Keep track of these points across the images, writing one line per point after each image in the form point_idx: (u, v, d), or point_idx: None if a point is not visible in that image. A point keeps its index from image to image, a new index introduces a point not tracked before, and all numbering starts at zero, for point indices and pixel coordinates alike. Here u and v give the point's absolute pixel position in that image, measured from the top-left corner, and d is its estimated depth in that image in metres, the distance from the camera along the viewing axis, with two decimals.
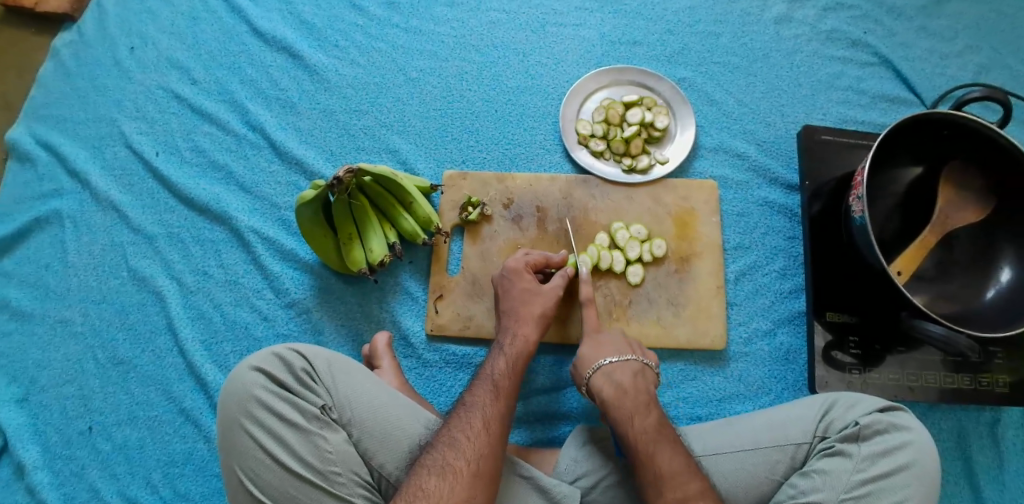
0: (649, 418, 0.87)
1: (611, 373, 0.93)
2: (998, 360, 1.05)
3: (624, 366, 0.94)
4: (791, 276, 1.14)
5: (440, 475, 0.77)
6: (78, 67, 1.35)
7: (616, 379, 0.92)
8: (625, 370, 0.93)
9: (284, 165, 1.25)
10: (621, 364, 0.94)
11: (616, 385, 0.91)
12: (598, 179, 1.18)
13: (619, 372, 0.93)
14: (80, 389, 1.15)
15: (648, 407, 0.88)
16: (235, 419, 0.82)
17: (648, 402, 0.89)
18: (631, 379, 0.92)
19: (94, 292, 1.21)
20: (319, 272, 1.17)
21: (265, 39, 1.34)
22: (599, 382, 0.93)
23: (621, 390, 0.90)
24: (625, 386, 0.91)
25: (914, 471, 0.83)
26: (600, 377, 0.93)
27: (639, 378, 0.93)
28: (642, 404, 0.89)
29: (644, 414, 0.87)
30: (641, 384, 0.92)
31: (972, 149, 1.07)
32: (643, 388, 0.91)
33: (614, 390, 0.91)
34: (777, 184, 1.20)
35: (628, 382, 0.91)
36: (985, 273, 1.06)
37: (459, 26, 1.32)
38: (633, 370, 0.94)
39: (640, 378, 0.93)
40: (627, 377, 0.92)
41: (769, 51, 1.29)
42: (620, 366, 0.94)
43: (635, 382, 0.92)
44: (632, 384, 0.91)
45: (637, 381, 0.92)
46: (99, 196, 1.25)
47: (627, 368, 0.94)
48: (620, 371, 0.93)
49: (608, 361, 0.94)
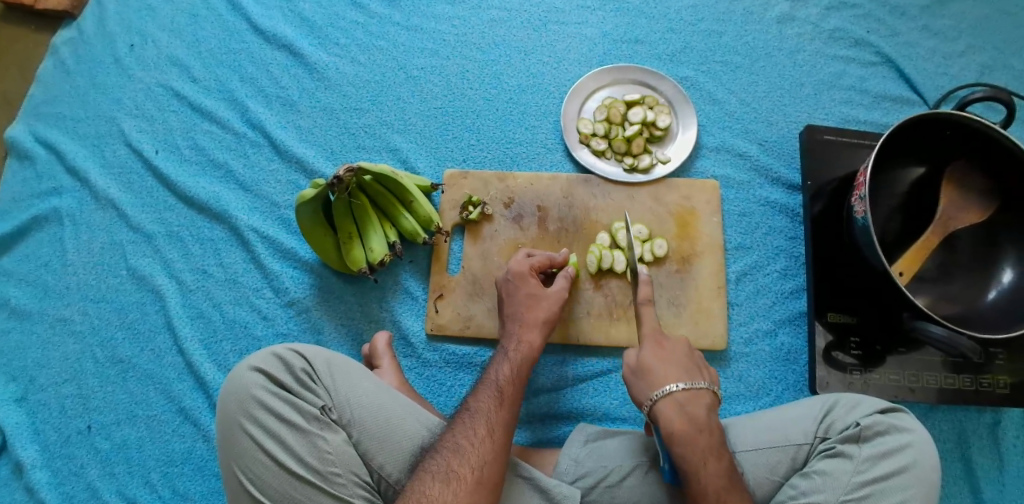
0: (722, 463, 0.81)
1: (682, 404, 0.84)
2: (998, 362, 1.05)
3: (696, 397, 0.85)
4: (793, 276, 1.14)
5: (444, 482, 0.77)
6: (77, 64, 1.34)
7: (689, 413, 0.84)
8: (697, 403, 0.85)
9: (284, 163, 1.24)
10: (692, 394, 0.85)
11: (689, 422, 0.83)
12: (599, 178, 1.17)
13: (690, 404, 0.85)
14: (79, 388, 1.15)
15: (721, 450, 0.82)
16: (235, 420, 0.82)
17: (720, 446, 0.83)
18: (703, 415, 0.84)
19: (93, 290, 1.20)
20: (319, 271, 1.17)
21: (265, 36, 1.33)
22: (666, 410, 0.84)
23: (693, 426, 0.83)
24: (698, 422, 0.83)
25: (914, 473, 0.83)
26: (667, 406, 0.84)
27: (711, 413, 0.85)
28: (716, 446, 0.82)
29: (717, 459, 0.81)
30: (712, 421, 0.84)
31: (974, 149, 1.07)
32: (715, 427, 0.84)
33: (685, 424, 0.83)
34: (779, 184, 1.20)
35: (701, 419, 0.84)
36: (986, 274, 1.06)
37: (460, 24, 1.32)
38: (704, 403, 0.85)
39: (712, 414, 0.85)
40: (699, 411, 0.84)
41: (771, 50, 1.29)
42: (693, 397, 0.85)
43: (707, 418, 0.84)
44: (706, 422, 0.84)
45: (711, 420, 0.84)
46: (98, 194, 1.25)
47: (699, 400, 0.85)
48: (693, 403, 0.85)
49: (678, 389, 0.85)
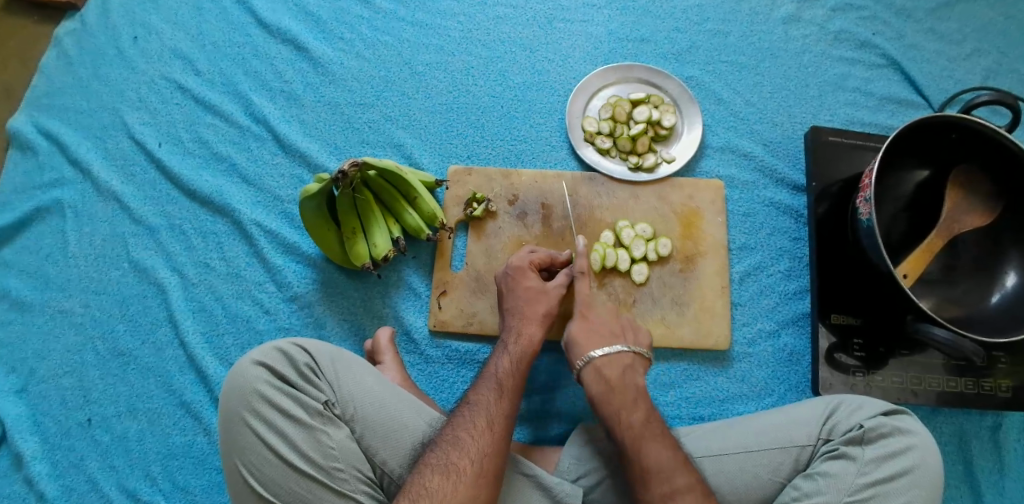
0: (637, 414, 0.87)
1: (600, 367, 0.92)
2: (1000, 365, 1.06)
3: (615, 359, 0.93)
4: (796, 277, 1.14)
5: (444, 474, 0.77)
6: (80, 56, 1.34)
7: (604, 374, 0.91)
8: (616, 364, 0.92)
9: (288, 157, 1.24)
10: (611, 357, 0.93)
11: (605, 382, 0.91)
12: (603, 176, 1.17)
13: (608, 366, 0.92)
14: (80, 380, 1.15)
15: (637, 401, 0.89)
16: (237, 414, 0.81)
17: (636, 397, 0.89)
18: (619, 375, 0.91)
19: (95, 282, 1.20)
20: (322, 266, 1.16)
21: (269, 30, 1.33)
22: (589, 376, 0.92)
23: (610, 386, 0.90)
24: (614, 382, 0.90)
25: (916, 475, 0.83)
26: (589, 368, 0.92)
27: (628, 372, 0.92)
28: (631, 400, 0.89)
29: (632, 409, 0.88)
30: (629, 379, 0.91)
31: (980, 153, 1.06)
32: (631, 384, 0.91)
33: (603, 385, 0.90)
34: (783, 184, 1.20)
35: (616, 378, 0.91)
36: (990, 277, 1.06)
37: (466, 20, 1.31)
38: (622, 364, 0.93)
39: (629, 373, 0.92)
40: (615, 371, 0.92)
41: (776, 51, 1.29)
42: (610, 359, 0.93)
43: (623, 377, 0.91)
44: (621, 380, 0.91)
45: (627, 378, 0.91)
46: (101, 186, 1.24)
47: (617, 361, 0.93)
48: (610, 364, 0.92)
49: (598, 353, 0.93)
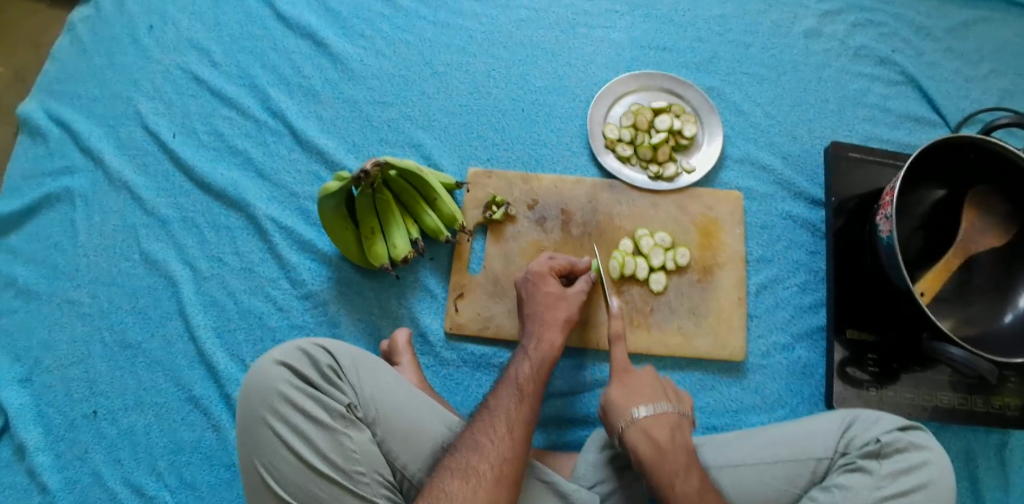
0: (691, 481, 0.82)
1: (647, 429, 0.86)
2: (1010, 384, 1.07)
3: (660, 418, 0.87)
4: (812, 290, 1.15)
5: (463, 478, 0.77)
6: (94, 42, 1.32)
7: (653, 436, 0.86)
8: (662, 425, 0.87)
9: (304, 153, 1.23)
10: (657, 417, 0.87)
11: (653, 444, 0.85)
12: (623, 183, 1.17)
13: (654, 426, 0.87)
14: (86, 371, 1.13)
15: (688, 468, 0.83)
16: (258, 413, 0.81)
17: (687, 463, 0.84)
18: (641, 380, 0.93)
19: (103, 273, 1.18)
20: (338, 264, 1.15)
21: (288, 24, 1.31)
22: (612, 380, 0.94)
23: (657, 447, 0.84)
24: (662, 444, 0.85)
25: (931, 492, 0.84)
26: (635, 432, 0.86)
27: (676, 432, 0.87)
28: (684, 464, 0.83)
29: (685, 477, 0.82)
30: (677, 439, 0.86)
31: (998, 173, 1.07)
32: (681, 446, 0.86)
33: (623, 386, 0.92)
34: (802, 198, 1.20)
35: (665, 441, 0.85)
36: (1004, 296, 1.07)
37: (488, 21, 1.31)
38: (669, 424, 0.87)
39: (651, 379, 0.93)
40: (664, 432, 0.86)
41: (797, 65, 1.29)
42: (655, 419, 0.87)
43: (646, 383, 0.93)
44: (670, 442, 0.85)
45: (675, 438, 0.86)
46: (113, 175, 1.22)
47: (662, 421, 0.87)
48: (657, 426, 0.86)
49: (643, 413, 0.87)
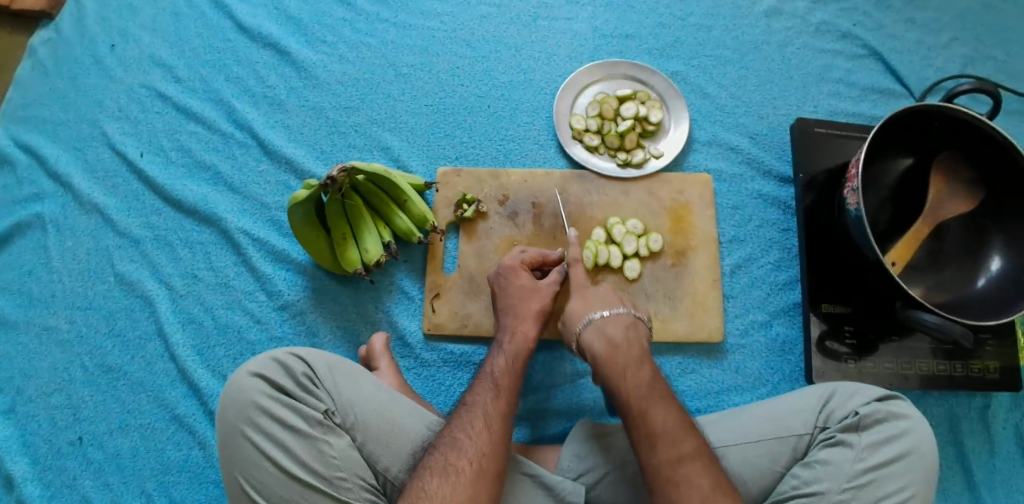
0: (642, 373, 0.85)
1: (601, 326, 0.91)
2: (988, 347, 1.08)
3: (615, 318, 0.91)
4: (786, 268, 1.15)
5: (442, 476, 0.77)
6: (56, 66, 1.31)
7: (606, 332, 0.90)
8: (617, 323, 0.91)
9: (273, 164, 1.22)
10: (612, 317, 0.92)
11: (607, 340, 0.89)
12: (592, 173, 1.17)
13: (609, 325, 0.91)
14: (69, 398, 1.12)
15: (641, 361, 0.87)
16: (236, 427, 0.80)
17: (640, 358, 0.87)
18: (622, 334, 0.89)
19: (80, 298, 1.18)
20: (313, 273, 1.15)
21: (250, 35, 1.31)
22: (590, 335, 0.91)
23: (611, 343, 0.89)
24: (615, 339, 0.89)
25: (911, 459, 0.85)
26: (590, 332, 0.91)
27: (630, 330, 0.90)
28: (635, 357, 0.87)
29: (636, 371, 0.85)
30: (632, 338, 0.89)
31: (962, 140, 1.08)
32: (635, 342, 0.89)
33: (606, 344, 0.89)
34: (771, 176, 1.21)
35: (619, 337, 0.89)
36: (977, 262, 1.08)
37: (449, 20, 1.31)
38: (624, 323, 0.91)
39: (632, 331, 0.90)
40: (618, 330, 0.90)
41: (760, 44, 1.30)
42: (611, 318, 0.91)
43: (627, 335, 0.89)
44: (625, 341, 0.89)
45: (630, 338, 0.89)
46: (83, 199, 1.22)
47: (619, 320, 0.91)
48: (612, 325, 0.91)
49: (599, 315, 0.92)
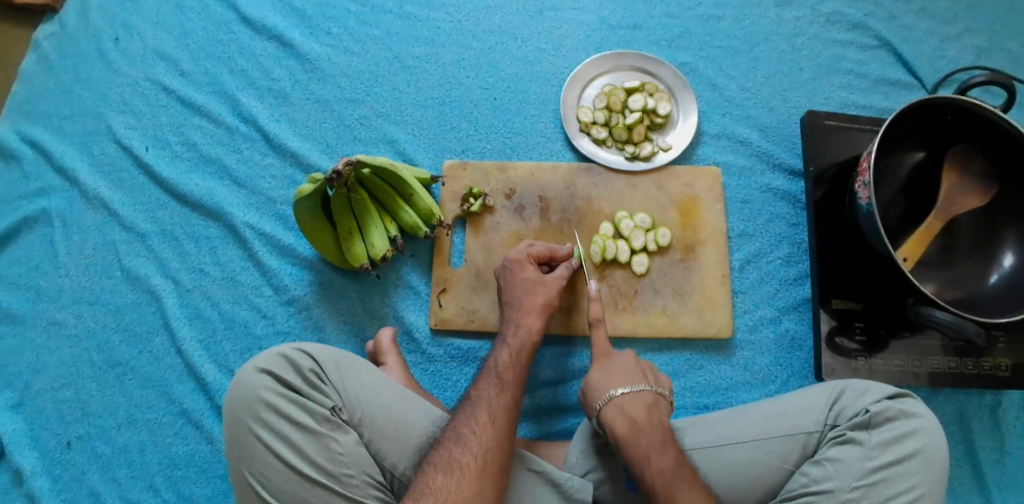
0: (667, 456, 0.82)
1: (623, 406, 0.87)
2: (999, 344, 1.07)
3: (636, 398, 0.88)
4: (796, 262, 1.14)
5: (447, 471, 0.77)
6: (60, 59, 1.30)
7: (628, 413, 0.86)
8: (638, 402, 0.87)
9: (278, 157, 1.22)
10: (634, 396, 0.88)
11: (630, 423, 0.85)
12: (600, 166, 1.16)
13: (631, 405, 0.87)
14: (77, 392, 1.13)
15: (665, 444, 0.83)
16: (243, 423, 0.80)
17: (663, 438, 0.84)
18: (644, 414, 0.86)
19: (86, 293, 1.18)
20: (319, 268, 1.15)
21: (254, 27, 1.30)
22: (611, 414, 0.87)
23: (635, 426, 0.85)
24: (639, 422, 0.85)
25: (922, 458, 0.84)
26: (612, 412, 0.87)
27: (652, 411, 0.87)
28: (661, 441, 0.83)
29: (661, 452, 0.82)
30: (654, 418, 0.86)
31: (975, 134, 1.07)
32: (657, 423, 0.86)
33: (627, 425, 0.85)
34: (781, 170, 1.19)
35: (641, 418, 0.86)
36: (989, 258, 1.07)
37: (455, 11, 1.29)
38: (646, 403, 0.88)
39: (654, 411, 0.87)
40: (640, 411, 0.86)
41: (770, 35, 1.28)
42: (632, 398, 0.88)
43: (648, 415, 0.86)
44: (646, 418, 0.86)
45: (651, 415, 0.86)
46: (88, 193, 1.22)
47: (640, 400, 0.88)
48: (633, 404, 0.87)
49: (620, 393, 0.88)
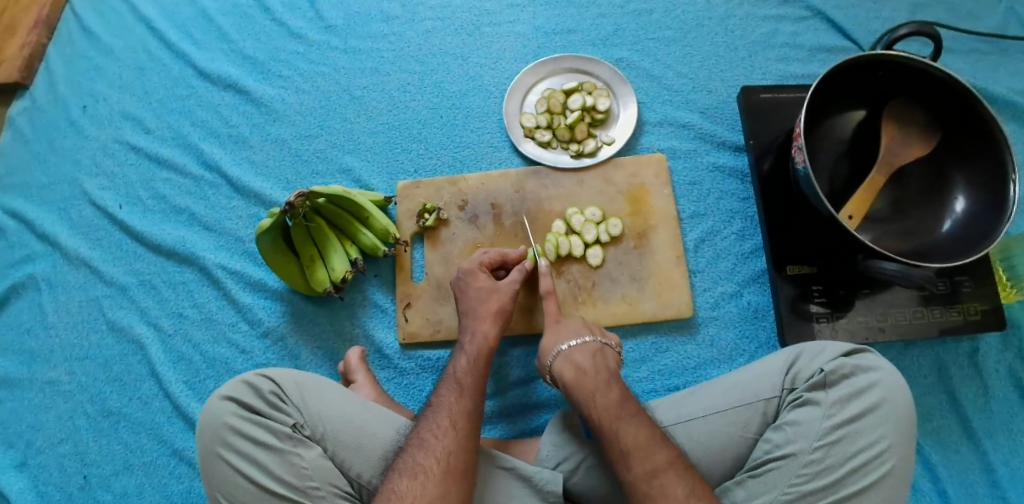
0: (610, 392, 0.86)
1: (570, 355, 0.94)
2: (965, 289, 1.07)
3: (582, 347, 0.95)
4: (750, 236, 1.16)
5: (411, 476, 0.79)
6: (34, 133, 1.38)
7: (576, 361, 0.93)
8: (584, 352, 0.94)
9: (243, 199, 1.27)
10: (580, 347, 0.95)
11: (576, 367, 0.92)
12: (548, 167, 1.19)
13: (577, 353, 0.94)
14: (75, 445, 1.17)
15: (609, 383, 0.88)
16: (212, 449, 0.84)
17: (608, 377, 0.89)
18: (589, 360, 0.92)
19: (76, 349, 1.23)
20: (289, 298, 1.19)
21: (210, 79, 1.36)
22: (561, 365, 0.93)
23: (580, 369, 0.91)
24: (583, 366, 0.91)
25: (881, 411, 0.84)
26: (560, 361, 0.94)
27: (597, 357, 0.93)
28: (603, 380, 0.88)
29: (605, 390, 0.86)
30: (600, 363, 0.92)
31: (909, 85, 1.07)
32: (602, 367, 0.91)
33: (574, 370, 0.91)
34: (725, 147, 1.22)
35: (586, 362, 0.92)
36: (940, 206, 1.07)
37: (397, 39, 1.35)
38: (591, 350, 0.94)
39: (599, 357, 0.93)
40: (585, 356, 0.93)
41: (701, 20, 1.31)
42: (578, 348, 0.95)
43: (593, 361, 0.92)
44: (592, 365, 0.91)
45: (597, 361, 0.92)
46: (69, 254, 1.28)
47: (585, 349, 0.94)
48: (579, 352, 0.94)
49: (566, 345, 0.95)
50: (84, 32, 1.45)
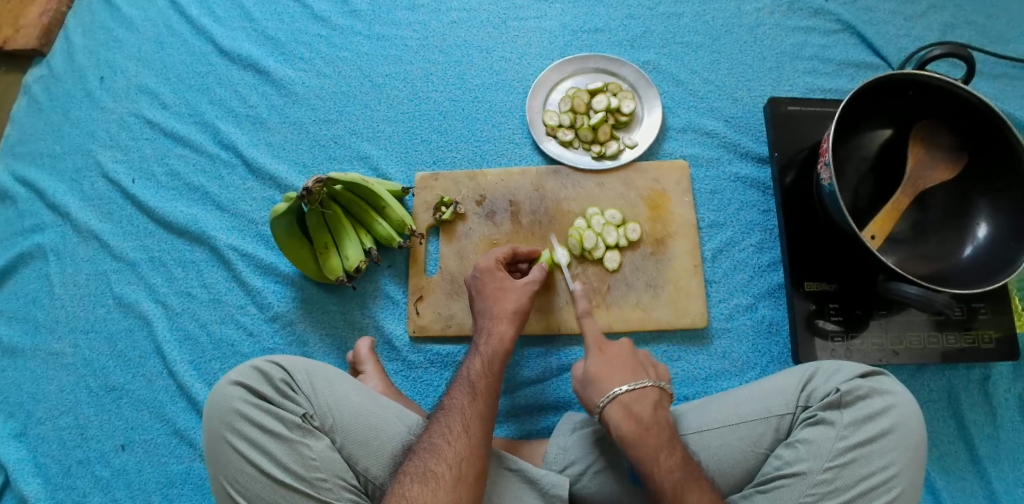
0: (674, 456, 0.81)
1: (628, 404, 0.85)
2: (981, 316, 1.06)
3: (643, 396, 0.86)
4: (768, 249, 1.15)
5: (422, 482, 0.78)
6: (49, 101, 1.36)
7: (635, 412, 0.85)
8: (644, 401, 0.86)
9: (258, 181, 1.26)
10: (637, 394, 0.86)
11: (636, 421, 0.84)
12: (567, 168, 1.18)
13: (636, 403, 0.86)
14: (76, 418, 1.17)
15: (672, 444, 0.83)
16: (219, 433, 0.83)
17: (669, 437, 0.83)
18: (650, 412, 0.85)
19: (82, 322, 1.22)
20: (300, 283, 1.18)
21: (230, 57, 1.35)
22: (616, 413, 0.85)
23: (641, 424, 0.84)
24: (644, 420, 0.84)
25: (896, 434, 0.84)
26: (614, 407, 0.86)
27: (657, 408, 0.86)
28: (666, 441, 0.82)
29: (668, 451, 0.81)
30: (660, 416, 0.85)
31: (939, 106, 1.05)
32: (663, 422, 0.85)
33: (633, 424, 0.84)
34: (748, 158, 1.21)
35: (648, 417, 0.85)
36: (962, 230, 1.06)
37: (422, 28, 1.33)
38: (651, 401, 0.86)
39: (659, 410, 0.86)
40: (646, 408, 0.85)
41: (731, 27, 1.29)
42: (638, 395, 0.86)
43: (654, 415, 0.85)
44: (651, 419, 0.85)
45: (657, 415, 0.85)
46: (80, 226, 1.26)
47: (645, 398, 0.86)
48: (638, 401, 0.86)
49: (624, 390, 0.86)
50: (105, 3, 1.43)
